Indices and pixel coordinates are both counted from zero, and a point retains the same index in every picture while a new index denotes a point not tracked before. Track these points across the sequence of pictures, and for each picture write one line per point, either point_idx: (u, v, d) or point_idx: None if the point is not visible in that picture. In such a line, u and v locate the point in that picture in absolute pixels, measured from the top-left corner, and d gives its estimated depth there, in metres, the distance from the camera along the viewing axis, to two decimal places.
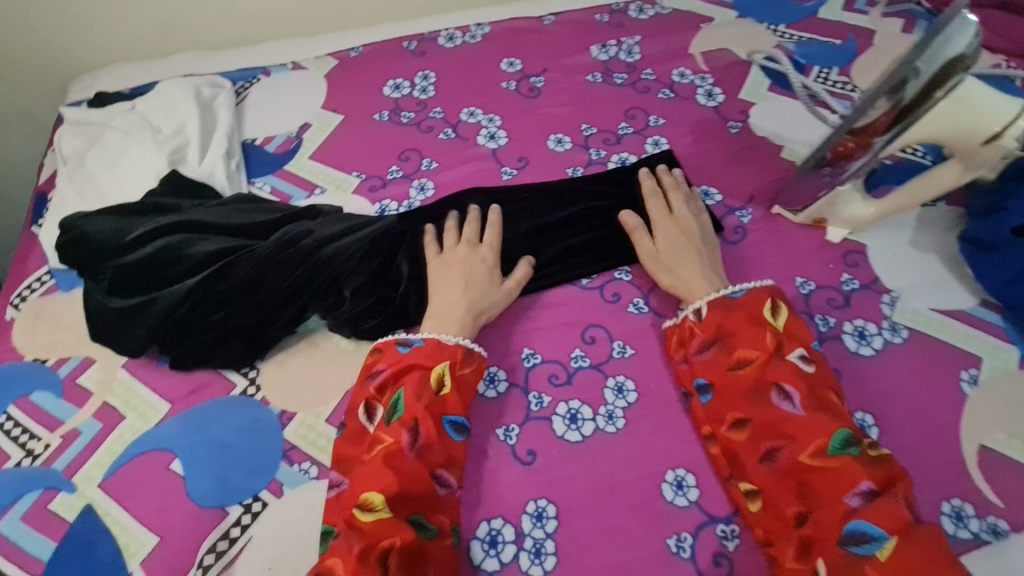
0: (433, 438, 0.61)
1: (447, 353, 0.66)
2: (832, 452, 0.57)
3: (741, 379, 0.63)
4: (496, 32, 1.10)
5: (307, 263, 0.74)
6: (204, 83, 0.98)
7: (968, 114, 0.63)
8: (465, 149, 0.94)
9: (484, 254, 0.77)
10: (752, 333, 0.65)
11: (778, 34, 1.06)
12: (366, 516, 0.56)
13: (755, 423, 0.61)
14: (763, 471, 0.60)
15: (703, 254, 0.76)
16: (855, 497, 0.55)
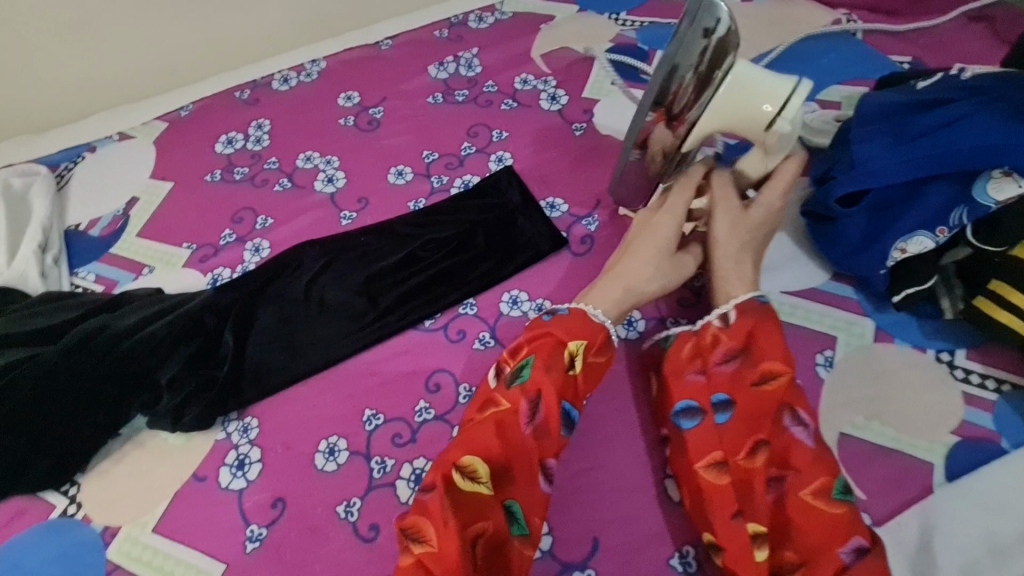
0: (551, 418, 0.54)
1: (589, 331, 0.58)
2: (837, 494, 0.51)
3: (764, 399, 0.56)
4: (332, 66, 1.04)
5: (106, 361, 0.68)
6: (16, 173, 0.91)
7: (741, 101, 0.58)
8: (301, 198, 0.89)
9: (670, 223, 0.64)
10: (783, 344, 0.57)
11: (619, 23, 1.03)
12: (466, 484, 0.52)
13: (772, 450, 0.54)
14: (763, 505, 0.53)
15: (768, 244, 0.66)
16: (846, 548, 0.50)
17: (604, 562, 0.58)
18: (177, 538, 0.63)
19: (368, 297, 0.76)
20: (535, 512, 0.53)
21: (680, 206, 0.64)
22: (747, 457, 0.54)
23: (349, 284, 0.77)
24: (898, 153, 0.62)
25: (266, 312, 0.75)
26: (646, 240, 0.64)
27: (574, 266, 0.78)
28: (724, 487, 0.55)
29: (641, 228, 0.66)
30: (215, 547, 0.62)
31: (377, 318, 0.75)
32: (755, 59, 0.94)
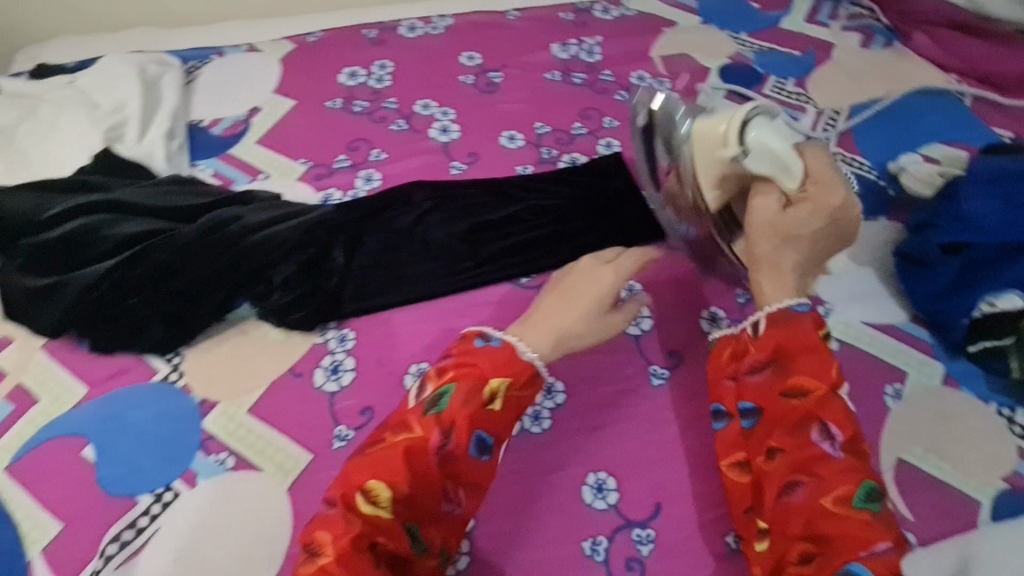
0: (462, 450, 0.53)
1: (516, 368, 0.57)
2: (856, 502, 0.51)
3: (791, 410, 0.56)
4: (458, 25, 1.08)
5: (235, 250, 0.72)
6: (152, 61, 0.95)
7: (705, 142, 0.68)
8: (416, 141, 0.93)
9: (603, 279, 0.65)
10: (816, 357, 0.57)
11: (739, 42, 1.07)
12: (367, 508, 0.51)
13: (790, 457, 0.55)
14: (781, 504, 0.54)
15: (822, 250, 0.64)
16: (867, 549, 0.49)
17: (663, 526, 0.62)
18: (271, 423, 0.67)
19: (468, 244, 0.81)
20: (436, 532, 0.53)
21: (626, 268, 0.66)
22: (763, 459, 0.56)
23: (454, 230, 0.81)
24: (1007, 212, 0.70)
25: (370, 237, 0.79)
26: (585, 288, 0.65)
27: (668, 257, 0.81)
28: (744, 484, 0.58)
29: (566, 285, 0.66)
30: (305, 438, 0.66)
31: (475, 265, 0.79)
32: (863, 105, 0.97)
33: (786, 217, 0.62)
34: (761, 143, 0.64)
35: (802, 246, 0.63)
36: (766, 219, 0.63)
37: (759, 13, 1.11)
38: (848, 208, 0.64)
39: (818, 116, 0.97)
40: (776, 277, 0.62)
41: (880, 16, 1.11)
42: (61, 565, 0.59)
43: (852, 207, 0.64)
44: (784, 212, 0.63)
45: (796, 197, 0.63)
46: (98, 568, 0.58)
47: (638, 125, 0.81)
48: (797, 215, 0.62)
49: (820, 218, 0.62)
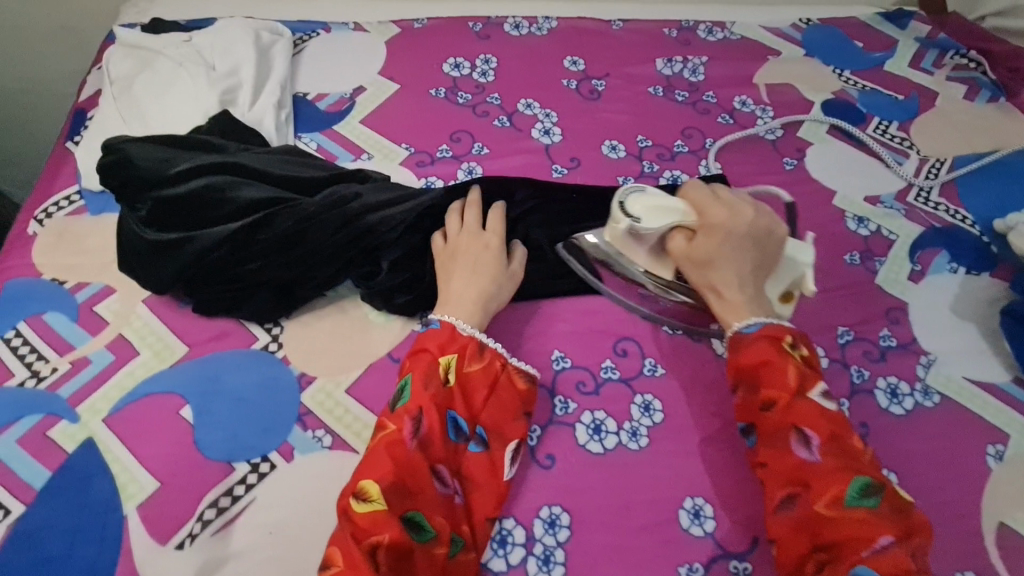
0: (435, 430, 0.58)
1: (458, 344, 0.63)
2: (849, 502, 0.53)
3: (768, 424, 0.59)
4: (563, 28, 1.07)
5: (350, 228, 0.72)
6: (263, 28, 0.95)
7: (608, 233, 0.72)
8: (518, 140, 0.92)
9: (489, 242, 0.71)
10: (778, 366, 0.60)
11: (843, 79, 1.05)
12: (361, 506, 0.53)
13: (775, 469, 0.58)
14: (782, 520, 0.56)
15: (756, 258, 0.66)
16: (869, 548, 0.51)
17: (759, 560, 0.62)
18: (367, 405, 0.66)
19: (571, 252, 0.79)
20: (436, 516, 0.56)
21: (496, 228, 0.73)
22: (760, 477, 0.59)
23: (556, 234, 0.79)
24: None
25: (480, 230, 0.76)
26: (468, 258, 0.70)
27: None
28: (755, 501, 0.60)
29: (449, 252, 0.71)
30: None
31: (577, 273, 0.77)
32: (968, 157, 0.96)
33: (696, 253, 0.67)
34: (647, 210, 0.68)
35: (732, 265, 0.65)
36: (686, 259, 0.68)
37: (863, 52, 1.09)
38: (743, 214, 0.67)
39: (921, 163, 0.95)
40: (727, 305, 0.65)
41: (988, 70, 1.07)
42: (156, 523, 0.58)
43: (746, 213, 0.67)
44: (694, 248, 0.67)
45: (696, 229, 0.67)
46: (195, 532, 0.58)
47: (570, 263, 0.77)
48: (703, 244, 0.66)
49: (720, 232, 0.66)
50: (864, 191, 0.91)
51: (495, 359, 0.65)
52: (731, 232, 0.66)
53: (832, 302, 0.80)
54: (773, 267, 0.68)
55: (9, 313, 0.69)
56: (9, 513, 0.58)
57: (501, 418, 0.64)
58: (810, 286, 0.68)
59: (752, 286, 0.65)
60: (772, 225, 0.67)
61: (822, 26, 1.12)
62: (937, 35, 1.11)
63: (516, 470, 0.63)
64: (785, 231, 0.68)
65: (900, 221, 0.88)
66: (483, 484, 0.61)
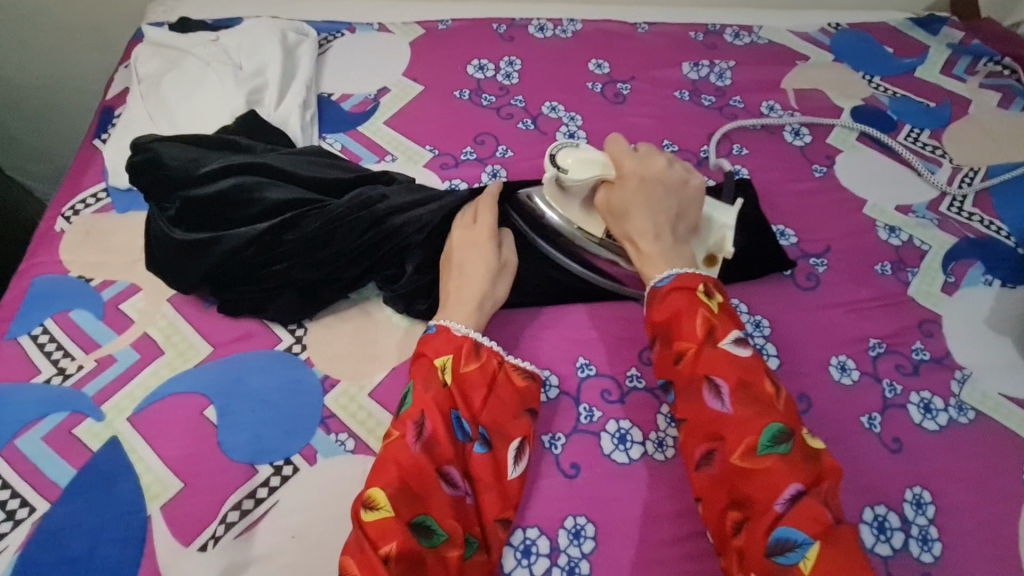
0: (440, 432, 0.58)
1: (455, 346, 0.63)
2: (761, 451, 0.54)
3: (680, 378, 0.60)
4: (588, 31, 1.05)
5: (375, 230, 0.71)
6: (290, 28, 0.95)
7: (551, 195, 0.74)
8: (542, 143, 0.90)
9: (482, 239, 0.70)
10: (688, 317, 0.61)
11: (873, 86, 1.03)
12: (369, 515, 0.53)
13: (690, 424, 0.58)
14: (704, 476, 0.57)
15: (675, 207, 0.69)
16: (781, 500, 0.52)
17: None
18: (391, 410, 0.66)
19: None
20: (444, 517, 0.55)
21: (487, 221, 0.72)
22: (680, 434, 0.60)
23: None
24: None
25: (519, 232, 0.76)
26: (467, 258, 0.69)
27: (798, 297, 0.79)
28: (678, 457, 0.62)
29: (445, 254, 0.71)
30: None
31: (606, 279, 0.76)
32: (1003, 167, 0.94)
33: (616, 206, 0.70)
34: (575, 164, 0.69)
35: (648, 214, 0.68)
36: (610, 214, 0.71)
37: (894, 58, 1.07)
38: (655, 165, 0.69)
39: (954, 171, 0.93)
40: (645, 255, 0.67)
41: (1022, 78, 1.05)
42: (179, 524, 0.58)
43: (657, 164, 0.69)
44: (614, 201, 0.70)
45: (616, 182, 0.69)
46: (218, 534, 0.58)
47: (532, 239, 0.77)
48: (622, 196, 0.69)
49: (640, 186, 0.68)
50: (895, 200, 0.89)
51: (491, 358, 0.64)
52: (646, 181, 0.68)
53: (863, 314, 0.78)
54: (690, 217, 0.70)
55: (36, 310, 0.70)
56: (34, 511, 0.58)
57: (500, 418, 0.62)
58: (732, 249, 0.71)
59: (669, 236, 0.67)
60: (687, 175, 0.70)
61: (851, 31, 1.10)
62: (970, 41, 1.08)
63: (523, 468, 0.62)
64: (700, 180, 0.70)
65: (933, 231, 0.86)
66: (493, 486, 0.60)
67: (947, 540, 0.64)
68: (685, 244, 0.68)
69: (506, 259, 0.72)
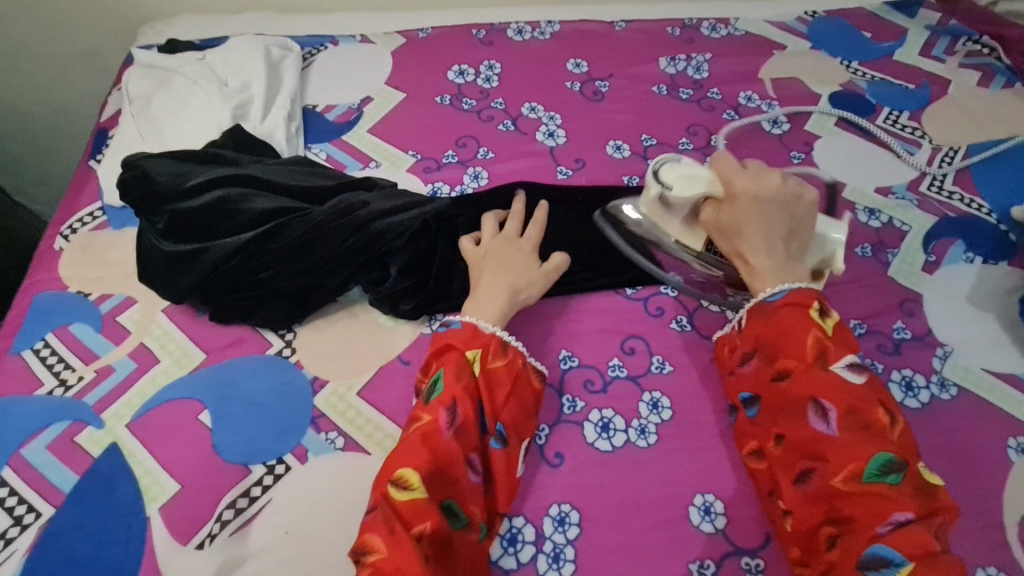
0: (470, 419, 0.59)
1: (481, 340, 0.64)
2: (866, 478, 0.53)
3: (782, 395, 0.59)
4: (565, 32, 1.07)
5: (358, 235, 0.73)
6: (273, 44, 0.98)
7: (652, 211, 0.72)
8: (523, 143, 0.92)
9: (525, 248, 0.74)
10: (798, 336, 0.59)
11: (851, 70, 1.04)
12: (402, 494, 0.54)
13: (789, 440, 0.58)
14: (797, 491, 0.56)
15: (788, 226, 0.64)
16: (886, 523, 0.51)
17: (773, 555, 0.61)
18: (379, 407, 0.68)
19: (584, 247, 0.78)
20: (467, 502, 0.57)
21: (532, 236, 0.75)
22: (774, 448, 0.59)
23: (558, 230, 0.79)
24: None
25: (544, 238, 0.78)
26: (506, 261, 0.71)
27: None
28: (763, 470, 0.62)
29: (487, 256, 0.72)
30: None
31: (583, 270, 0.77)
32: (983, 145, 0.94)
33: (724, 225, 0.66)
34: (679, 178, 0.68)
35: (758, 234, 0.64)
36: (714, 228, 0.67)
37: (872, 42, 1.07)
38: (770, 181, 0.65)
39: (934, 151, 0.94)
40: (755, 271, 0.64)
41: (1002, 56, 1.05)
42: (178, 524, 0.61)
43: (772, 182, 0.65)
44: (720, 218, 0.66)
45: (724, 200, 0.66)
46: (214, 533, 0.60)
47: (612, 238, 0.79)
48: (731, 213, 0.65)
49: (750, 205, 0.64)
50: (873, 181, 0.90)
51: (518, 356, 0.65)
52: (757, 199, 0.64)
53: (844, 296, 0.79)
54: (803, 234, 0.66)
55: (37, 325, 0.73)
56: (40, 516, 0.61)
57: (517, 417, 0.63)
58: (841, 264, 0.68)
59: (780, 252, 0.64)
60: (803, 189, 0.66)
61: (828, 17, 1.11)
62: (947, 23, 1.09)
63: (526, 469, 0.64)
64: (815, 195, 0.66)
65: (913, 212, 0.86)
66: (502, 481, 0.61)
67: None
68: (798, 260, 0.64)
69: (546, 267, 0.73)
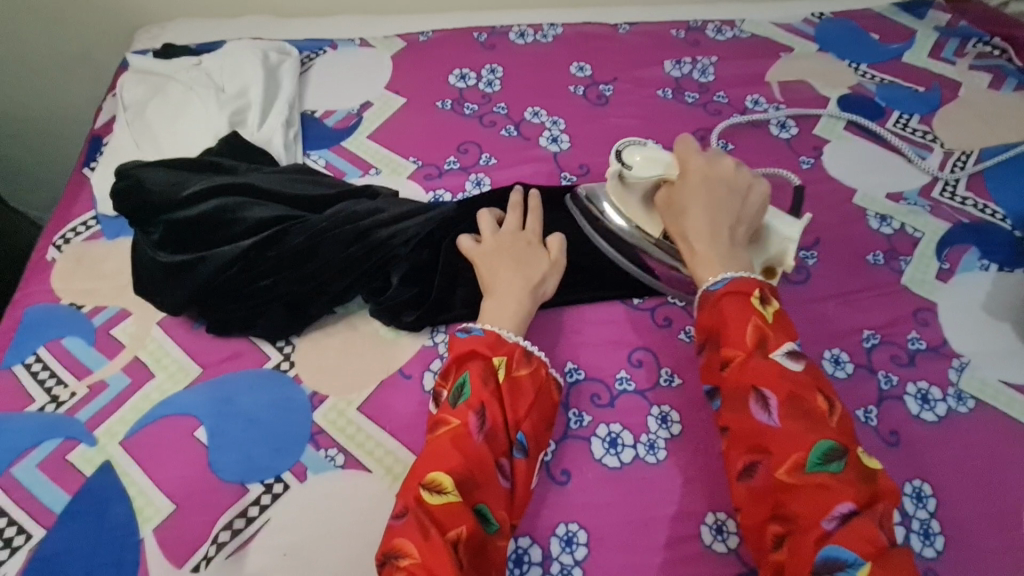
0: (498, 424, 0.58)
1: (505, 347, 0.62)
2: (809, 468, 0.50)
3: (725, 385, 0.57)
4: (568, 35, 1.05)
5: (361, 243, 0.72)
6: (271, 48, 0.96)
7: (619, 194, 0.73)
8: (525, 149, 0.90)
9: (533, 241, 0.73)
10: (737, 324, 0.57)
11: (860, 73, 1.02)
12: (435, 498, 0.53)
13: (733, 433, 0.55)
14: (743, 486, 0.53)
15: (735, 212, 0.66)
16: (830, 517, 0.48)
17: None
18: (380, 423, 0.66)
19: (592, 254, 0.76)
20: (499, 507, 0.55)
21: (536, 227, 0.74)
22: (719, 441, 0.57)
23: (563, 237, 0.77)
24: None
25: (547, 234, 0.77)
26: (519, 259, 0.70)
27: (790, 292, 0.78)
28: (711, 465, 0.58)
29: (501, 258, 0.70)
30: (412, 441, 0.65)
31: (589, 278, 0.75)
32: (996, 149, 0.92)
33: (674, 207, 0.68)
34: (642, 159, 0.71)
35: (704, 215, 0.65)
36: (665, 211, 0.69)
37: (880, 44, 1.05)
38: (724, 166, 0.68)
39: (946, 156, 0.92)
40: (698, 253, 0.64)
41: (1013, 57, 1.03)
42: (172, 546, 0.59)
43: (726, 165, 0.68)
44: (671, 200, 0.69)
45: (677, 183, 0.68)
46: (209, 555, 0.58)
47: (588, 234, 0.77)
48: (681, 194, 0.67)
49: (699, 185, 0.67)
50: (884, 187, 0.88)
51: (544, 366, 0.63)
52: (710, 181, 0.67)
53: (856, 305, 0.77)
54: (751, 218, 0.67)
55: (29, 339, 0.71)
56: (30, 538, 0.59)
57: (541, 427, 0.61)
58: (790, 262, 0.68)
59: (726, 234, 0.64)
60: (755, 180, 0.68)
61: (835, 19, 1.09)
62: (957, 24, 1.07)
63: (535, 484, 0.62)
64: (766, 185, 0.68)
65: (925, 218, 0.84)
66: (531, 489, 0.59)
67: (950, 533, 0.62)
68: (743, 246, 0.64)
69: (556, 257, 0.72)
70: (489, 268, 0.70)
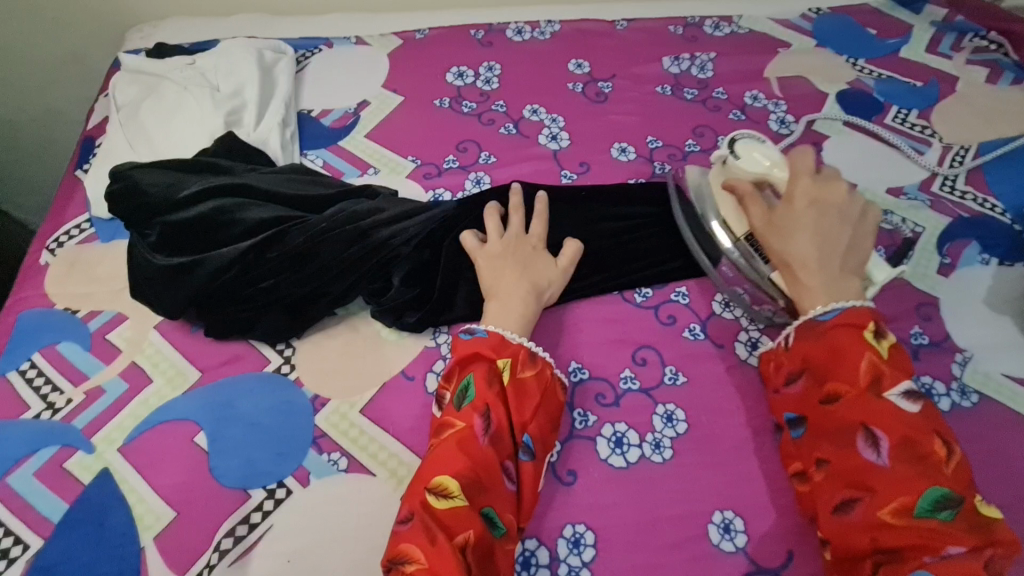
0: (504, 426, 0.57)
1: (509, 349, 0.61)
2: (919, 510, 0.50)
3: (830, 418, 0.57)
4: (566, 31, 1.04)
5: (361, 243, 0.71)
6: (266, 47, 0.95)
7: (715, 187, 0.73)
8: (524, 147, 0.89)
9: (537, 247, 0.72)
10: (849, 357, 0.57)
11: (858, 68, 1.01)
12: (442, 502, 0.52)
13: (834, 467, 0.55)
14: (837, 520, 0.54)
15: (848, 238, 0.64)
16: (934, 555, 0.49)
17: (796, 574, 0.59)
18: (383, 426, 0.65)
19: (597, 249, 0.76)
20: (507, 510, 0.55)
21: (538, 231, 0.73)
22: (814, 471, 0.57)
23: (565, 233, 0.77)
24: None
25: (549, 233, 0.76)
26: (522, 266, 0.69)
27: None
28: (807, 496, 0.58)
29: (502, 262, 0.69)
30: (417, 444, 0.64)
31: (593, 273, 0.75)
32: (994, 144, 0.92)
33: (779, 220, 0.65)
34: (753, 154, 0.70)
35: (816, 237, 0.63)
36: (762, 217, 0.66)
37: (877, 39, 1.05)
38: (837, 190, 0.66)
39: (945, 151, 0.92)
40: (801, 282, 0.62)
41: (1009, 51, 1.03)
42: (173, 554, 0.58)
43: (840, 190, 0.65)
44: (776, 210, 0.66)
45: (788, 196, 0.65)
46: (212, 563, 0.57)
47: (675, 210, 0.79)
48: (789, 214, 0.64)
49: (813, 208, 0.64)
50: (884, 182, 0.88)
51: (548, 367, 0.62)
52: (821, 205, 0.64)
53: None
54: (860, 252, 0.64)
55: (23, 345, 0.69)
56: (28, 548, 0.58)
57: (548, 428, 0.60)
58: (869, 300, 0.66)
59: (833, 266, 0.62)
60: (866, 207, 0.67)
61: (833, 15, 1.09)
62: (954, 18, 1.07)
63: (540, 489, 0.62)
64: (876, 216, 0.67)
65: (926, 213, 0.84)
66: (538, 491, 0.59)
67: None
68: (852, 280, 0.62)
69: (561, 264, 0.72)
70: (491, 269, 0.69)
